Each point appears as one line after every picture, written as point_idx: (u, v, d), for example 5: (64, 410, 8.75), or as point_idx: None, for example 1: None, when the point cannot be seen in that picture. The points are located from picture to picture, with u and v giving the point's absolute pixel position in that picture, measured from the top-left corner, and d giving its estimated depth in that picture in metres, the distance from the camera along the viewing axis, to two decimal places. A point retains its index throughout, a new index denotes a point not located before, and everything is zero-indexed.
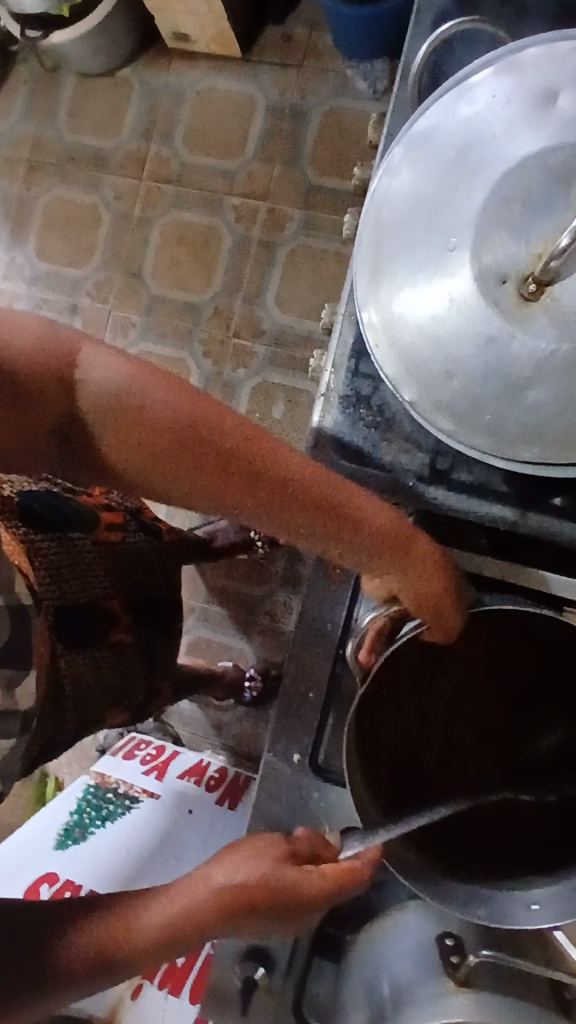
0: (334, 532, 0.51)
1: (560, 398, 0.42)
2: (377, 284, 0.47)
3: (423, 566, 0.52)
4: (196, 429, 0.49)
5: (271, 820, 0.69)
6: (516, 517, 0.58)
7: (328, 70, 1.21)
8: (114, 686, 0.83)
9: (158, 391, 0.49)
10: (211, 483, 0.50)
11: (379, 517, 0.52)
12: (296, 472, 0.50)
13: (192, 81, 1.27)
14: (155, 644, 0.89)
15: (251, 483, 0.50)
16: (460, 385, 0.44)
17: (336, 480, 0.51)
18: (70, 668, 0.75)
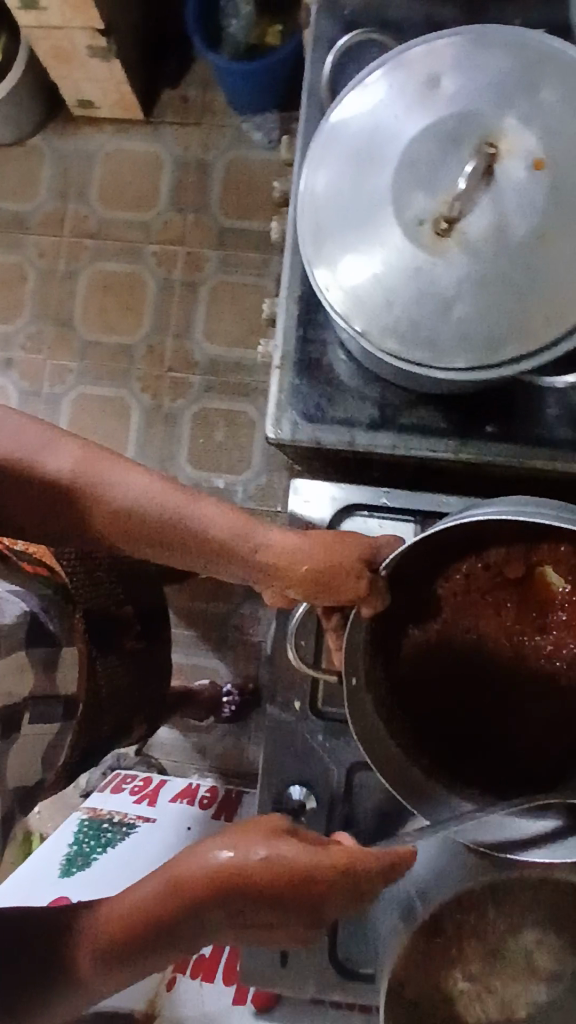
0: (180, 548, 0.60)
1: (482, 307, 0.50)
2: (320, 245, 0.54)
3: (303, 566, 0.59)
4: (44, 471, 0.59)
5: (282, 776, 0.72)
6: (459, 448, 0.66)
7: (225, 125, 1.34)
8: (135, 690, 0.94)
9: (1, 441, 0.59)
10: (62, 519, 0.61)
11: (221, 532, 0.60)
12: (129, 500, 0.59)
13: (101, 145, 1.38)
14: (160, 653, 1.00)
15: (92, 510, 0.60)
16: (399, 310, 0.51)
17: (170, 499, 0.60)
18: (105, 674, 0.87)
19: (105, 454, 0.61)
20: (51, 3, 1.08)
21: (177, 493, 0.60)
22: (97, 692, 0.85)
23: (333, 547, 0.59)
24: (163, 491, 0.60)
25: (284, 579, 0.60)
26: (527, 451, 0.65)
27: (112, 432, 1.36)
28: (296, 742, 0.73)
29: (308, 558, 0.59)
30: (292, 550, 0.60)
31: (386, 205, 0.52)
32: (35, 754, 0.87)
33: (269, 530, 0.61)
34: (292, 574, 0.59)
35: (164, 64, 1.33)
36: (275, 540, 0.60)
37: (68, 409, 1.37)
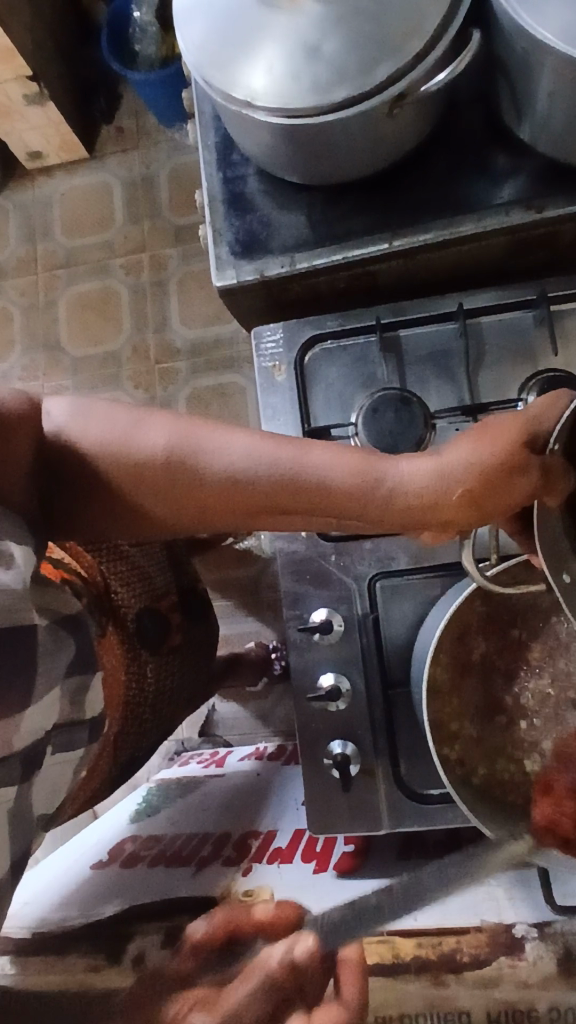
0: (317, 509, 0.51)
1: (348, 36, 0.54)
2: (196, 57, 0.57)
3: (454, 496, 0.50)
4: (137, 454, 0.49)
5: (307, 611, 0.70)
6: (389, 235, 0.67)
7: (161, 140, 1.47)
8: (183, 678, 0.88)
9: (91, 432, 0.50)
10: (161, 513, 0.51)
11: (340, 483, 0.50)
12: (237, 467, 0.49)
13: (55, 187, 1.51)
14: (201, 632, 0.91)
15: (207, 491, 0.50)
16: (276, 67, 0.55)
17: (283, 456, 0.50)
18: (156, 671, 0.80)
19: (203, 422, 0.51)
20: None
21: (287, 445, 0.51)
22: (144, 692, 0.79)
23: (483, 455, 0.50)
24: (277, 449, 0.50)
25: (429, 519, 0.51)
26: (454, 216, 0.67)
27: None
28: (312, 569, 0.70)
29: (459, 484, 0.49)
30: (437, 477, 0.50)
31: (239, 1, 0.56)
32: (58, 786, 0.64)
33: (399, 465, 0.51)
34: (442, 506, 0.50)
35: (94, 103, 1.47)
36: (404, 473, 0.51)
37: None
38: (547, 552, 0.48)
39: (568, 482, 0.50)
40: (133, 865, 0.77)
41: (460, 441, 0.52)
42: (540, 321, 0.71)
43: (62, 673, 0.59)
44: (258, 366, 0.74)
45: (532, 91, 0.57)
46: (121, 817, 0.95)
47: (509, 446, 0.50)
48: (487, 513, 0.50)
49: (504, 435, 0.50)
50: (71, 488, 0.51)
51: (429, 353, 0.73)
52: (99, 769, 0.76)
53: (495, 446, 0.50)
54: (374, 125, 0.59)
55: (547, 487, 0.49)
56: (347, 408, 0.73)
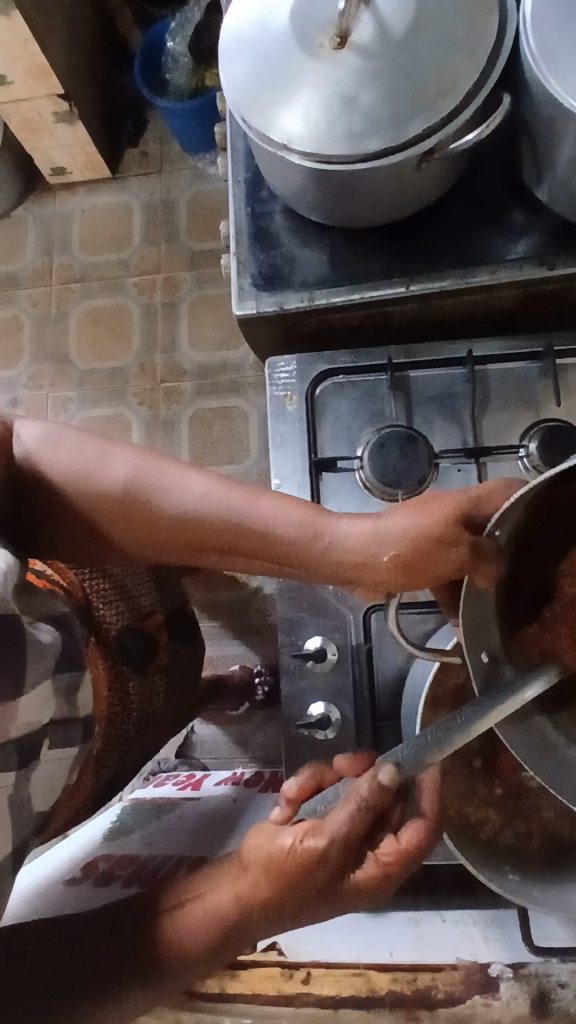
0: (255, 558, 0.52)
1: (383, 91, 0.56)
2: (237, 98, 0.60)
3: (383, 560, 0.49)
4: (97, 484, 0.52)
5: (300, 638, 0.71)
6: (403, 282, 0.70)
7: (183, 167, 1.51)
8: (168, 700, 0.88)
9: (58, 460, 0.53)
10: (120, 540, 0.53)
11: (281, 533, 0.50)
12: (186, 507, 0.51)
13: (76, 204, 1.54)
14: (186, 656, 0.91)
15: (150, 529, 0.52)
16: (314, 116, 0.58)
17: (230, 499, 0.51)
18: (138, 694, 0.80)
19: (165, 460, 0.53)
20: (16, 77, 1.25)
21: (236, 489, 0.51)
22: (127, 711, 0.79)
23: (418, 525, 0.48)
24: (226, 492, 0.51)
25: (360, 578, 0.50)
26: (469, 266, 0.69)
27: None
28: (309, 598, 0.71)
29: (391, 548, 0.48)
30: (372, 538, 0.49)
31: (282, 51, 0.58)
32: (53, 786, 0.66)
33: (339, 523, 0.51)
34: (371, 569, 0.49)
35: (122, 126, 1.51)
36: (343, 530, 0.50)
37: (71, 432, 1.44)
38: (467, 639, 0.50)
39: (499, 564, 0.47)
40: (107, 882, 0.76)
41: (400, 506, 0.51)
42: (543, 373, 0.74)
43: (53, 667, 0.64)
44: (270, 394, 0.76)
45: (554, 153, 0.60)
46: (95, 832, 0.94)
47: (444, 519, 0.48)
48: (418, 581, 0.49)
49: (440, 507, 0.48)
50: (39, 512, 0.54)
51: (436, 395, 0.75)
52: (81, 787, 0.74)
53: (431, 517, 0.48)
54: (401, 174, 0.62)
55: (476, 565, 0.47)
56: (354, 441, 0.75)
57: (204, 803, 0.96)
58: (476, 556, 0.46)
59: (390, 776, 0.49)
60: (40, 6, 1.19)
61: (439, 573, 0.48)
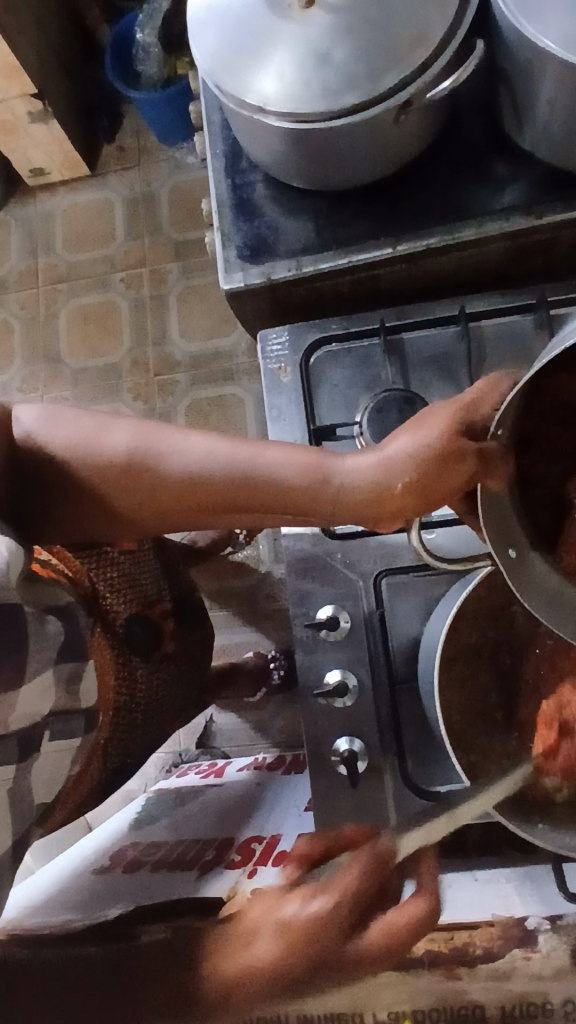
0: (268, 512, 0.51)
1: (356, 44, 0.55)
2: (210, 64, 0.59)
3: (398, 488, 0.49)
4: (99, 455, 0.51)
5: (311, 608, 0.70)
6: (391, 243, 0.69)
7: (162, 158, 1.50)
8: (179, 684, 0.88)
9: (58, 436, 0.52)
10: (126, 511, 0.52)
11: (291, 482, 0.50)
12: (191, 468, 0.50)
13: (57, 203, 1.54)
14: (195, 639, 0.90)
15: (159, 494, 0.51)
16: (287, 75, 0.56)
17: (235, 454, 0.51)
18: (149, 679, 0.80)
19: (164, 426, 0.52)
20: None
21: (240, 445, 0.51)
22: (135, 698, 0.78)
23: (423, 444, 0.48)
24: (231, 448, 0.51)
25: (379, 514, 0.50)
26: (455, 222, 0.68)
27: None
28: (318, 567, 0.71)
29: (401, 476, 0.48)
30: (381, 471, 0.49)
31: (252, 16, 0.58)
32: (56, 778, 0.65)
33: (346, 461, 0.50)
34: (387, 500, 0.49)
35: (97, 121, 1.50)
36: (351, 469, 0.50)
37: None
38: (490, 529, 0.48)
39: (509, 465, 0.48)
40: (132, 867, 0.76)
41: (401, 434, 0.51)
42: (538, 324, 0.73)
43: (55, 657, 0.62)
44: (264, 368, 0.75)
45: (533, 98, 0.59)
46: (120, 823, 0.93)
47: (445, 430, 0.48)
48: (434, 500, 0.49)
49: (439, 421, 0.49)
50: (40, 491, 0.53)
51: (431, 356, 0.74)
52: (88, 775, 0.74)
53: (432, 433, 0.48)
54: (381, 130, 0.60)
55: (487, 470, 0.47)
56: (352, 408, 0.74)
57: (228, 788, 0.95)
58: (487, 459, 0.47)
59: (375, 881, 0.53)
60: (7, 4, 1.19)
61: (454, 488, 0.48)
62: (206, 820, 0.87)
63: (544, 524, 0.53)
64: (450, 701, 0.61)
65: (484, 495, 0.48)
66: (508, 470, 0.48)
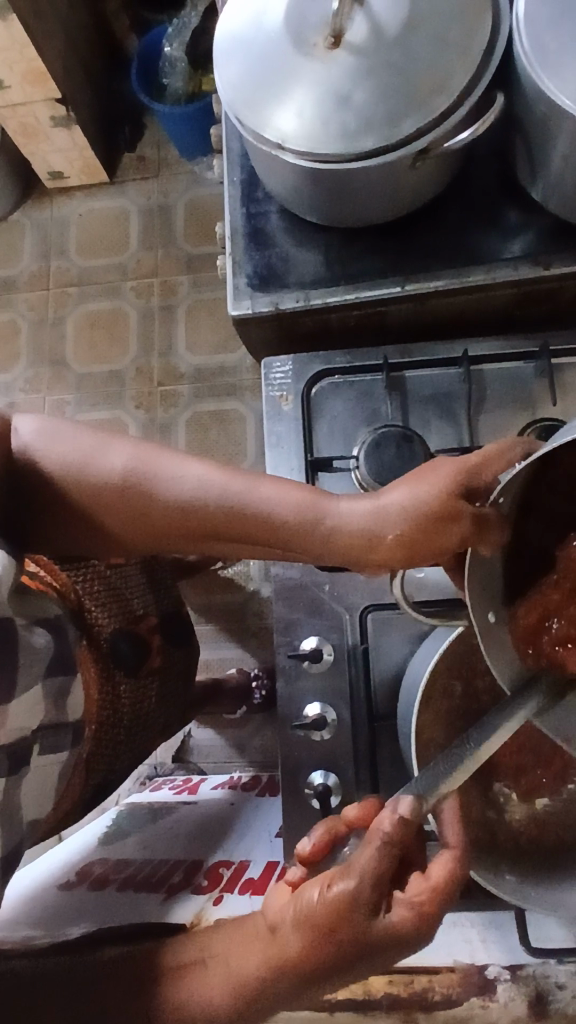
0: (260, 542, 0.51)
1: (378, 88, 0.56)
2: (232, 97, 0.60)
3: (389, 537, 0.49)
4: (95, 474, 0.51)
5: (295, 638, 0.71)
6: (399, 284, 0.70)
7: (180, 172, 1.51)
8: (160, 701, 0.88)
9: (57, 452, 0.51)
10: (120, 530, 0.52)
11: (288, 521, 0.50)
12: (188, 495, 0.50)
13: (74, 208, 1.54)
14: (180, 655, 0.90)
15: (152, 518, 0.51)
16: (308, 114, 0.57)
17: (232, 485, 0.50)
18: (131, 696, 0.80)
19: (164, 450, 0.52)
20: (13, 82, 1.25)
21: (235, 475, 0.51)
22: (118, 712, 0.78)
23: (420, 499, 0.48)
24: (227, 479, 0.51)
25: (368, 558, 0.50)
26: (464, 266, 0.69)
27: None
28: (305, 598, 0.71)
29: (395, 526, 0.49)
30: (375, 518, 0.49)
31: (276, 50, 0.57)
32: (46, 789, 0.65)
33: (340, 504, 0.50)
34: (377, 549, 0.49)
35: (119, 131, 1.51)
36: (343, 513, 0.50)
37: None
38: (473, 595, 0.49)
39: (503, 532, 0.49)
40: (98, 883, 0.75)
41: (396, 486, 0.51)
42: (540, 373, 0.74)
43: (44, 672, 0.62)
44: (266, 395, 0.76)
45: (548, 152, 0.60)
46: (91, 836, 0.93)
47: (444, 490, 0.48)
48: (426, 555, 0.49)
49: (438, 479, 0.49)
50: (35, 506, 0.53)
51: (433, 395, 0.75)
52: (70, 790, 0.73)
53: (431, 489, 0.49)
54: (397, 173, 0.61)
55: (480, 536, 0.48)
56: (350, 441, 0.75)
57: (201, 808, 0.95)
58: (482, 523, 0.48)
59: (411, 807, 0.44)
60: (37, 11, 1.20)
61: (445, 546, 0.48)
62: (177, 839, 0.87)
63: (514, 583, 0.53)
64: (425, 744, 0.61)
65: (474, 558, 0.49)
66: (501, 539, 0.49)
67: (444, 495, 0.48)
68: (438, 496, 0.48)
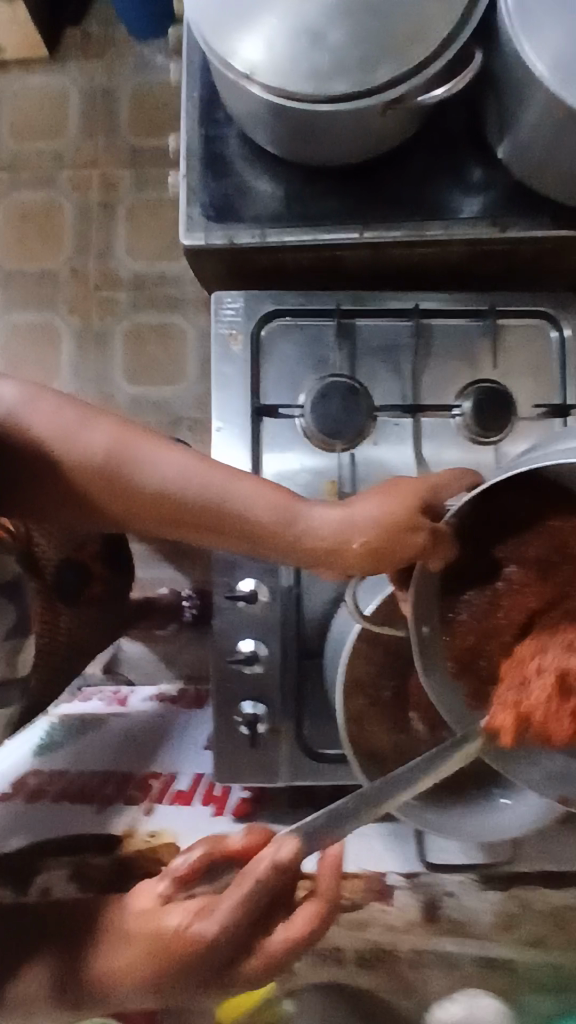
0: (234, 539, 0.52)
1: (354, 31, 0.53)
2: (199, 15, 0.55)
3: (353, 545, 0.51)
4: (78, 451, 0.51)
5: (233, 578, 0.73)
6: (358, 233, 0.68)
7: (126, 49, 1.36)
8: (98, 626, 0.90)
9: (37, 421, 0.51)
10: (100, 509, 0.53)
11: (260, 514, 0.51)
12: (167, 485, 0.50)
13: (2, 77, 1.38)
14: (120, 584, 0.92)
15: (131, 503, 0.51)
16: (279, 48, 0.54)
17: (211, 478, 0.51)
18: (69, 623, 0.82)
19: (146, 435, 0.52)
20: None
21: (217, 471, 0.51)
22: (57, 641, 0.80)
23: (386, 513, 0.50)
24: (208, 474, 0.51)
25: (333, 561, 0.52)
26: (423, 220, 0.68)
27: (44, 359, 1.36)
28: None
29: (361, 534, 0.50)
30: (344, 525, 0.51)
31: None
32: None
33: (314, 508, 0.52)
34: (343, 553, 0.51)
35: None
36: (318, 517, 0.52)
37: None
38: (415, 608, 0.51)
39: (453, 551, 0.51)
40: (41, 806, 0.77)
41: (366, 497, 0.53)
42: (484, 332, 0.75)
43: (3, 637, 0.62)
44: (215, 332, 0.74)
45: (519, 116, 0.59)
46: (25, 740, 0.91)
47: (407, 504, 0.50)
48: (384, 566, 0.51)
49: (403, 494, 0.51)
50: (15, 472, 0.53)
51: (380, 346, 0.75)
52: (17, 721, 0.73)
53: (396, 503, 0.51)
54: (367, 120, 0.59)
55: (433, 548, 0.50)
56: (296, 387, 0.75)
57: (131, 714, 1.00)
58: (439, 539, 0.50)
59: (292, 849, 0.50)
60: None
61: (400, 556, 0.50)
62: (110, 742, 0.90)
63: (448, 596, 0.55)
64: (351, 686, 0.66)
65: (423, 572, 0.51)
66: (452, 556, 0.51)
67: (406, 510, 0.50)
68: (403, 509, 0.50)
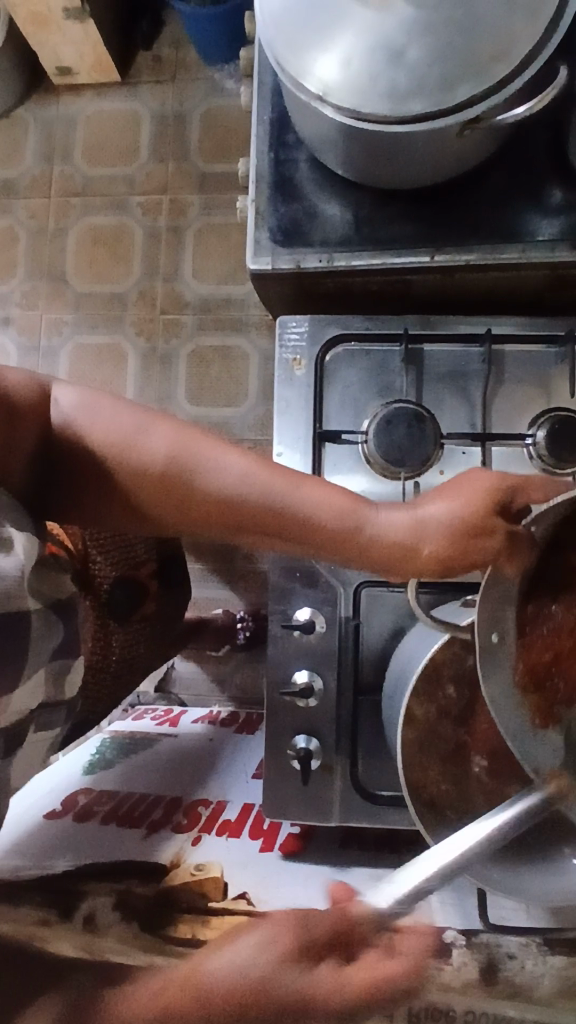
0: (293, 540, 0.50)
1: (434, 48, 0.51)
2: (273, 37, 0.56)
3: (424, 548, 0.50)
4: (135, 457, 0.49)
5: (288, 606, 0.72)
6: (428, 256, 0.67)
7: (199, 78, 1.39)
8: (151, 641, 0.90)
9: (94, 428, 0.50)
10: (155, 515, 0.51)
11: (321, 520, 0.49)
12: (226, 489, 0.49)
13: (81, 108, 1.43)
14: (173, 597, 0.91)
15: (189, 507, 0.50)
16: (355, 68, 0.53)
17: (272, 482, 0.49)
18: (122, 641, 0.82)
19: (206, 438, 0.50)
20: None
21: (278, 475, 0.49)
22: (108, 658, 0.80)
23: (456, 514, 0.49)
24: (268, 477, 0.49)
25: (400, 565, 0.50)
26: (498, 242, 0.66)
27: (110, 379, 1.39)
28: (302, 569, 0.71)
29: (432, 539, 0.49)
30: (412, 530, 0.50)
31: None
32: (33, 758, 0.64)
33: (379, 512, 0.50)
34: (412, 558, 0.50)
35: (136, 26, 1.38)
36: (383, 520, 0.50)
37: (67, 356, 1.40)
38: (483, 604, 0.47)
39: (529, 556, 0.49)
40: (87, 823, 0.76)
41: (433, 497, 0.52)
42: (561, 360, 0.72)
43: (50, 656, 0.59)
44: (278, 356, 0.73)
45: None
46: (74, 766, 0.91)
47: (481, 505, 0.49)
48: (454, 568, 0.50)
49: (472, 493, 0.50)
50: (71, 480, 0.52)
51: (449, 372, 0.73)
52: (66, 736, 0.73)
53: (466, 503, 0.49)
54: (442, 141, 0.57)
55: (511, 551, 0.48)
56: (360, 413, 0.73)
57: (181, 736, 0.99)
58: (517, 540, 0.48)
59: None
60: None
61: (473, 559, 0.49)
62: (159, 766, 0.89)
63: (531, 602, 0.53)
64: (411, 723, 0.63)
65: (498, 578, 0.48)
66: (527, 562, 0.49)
67: (477, 511, 0.49)
68: (473, 510, 0.49)
